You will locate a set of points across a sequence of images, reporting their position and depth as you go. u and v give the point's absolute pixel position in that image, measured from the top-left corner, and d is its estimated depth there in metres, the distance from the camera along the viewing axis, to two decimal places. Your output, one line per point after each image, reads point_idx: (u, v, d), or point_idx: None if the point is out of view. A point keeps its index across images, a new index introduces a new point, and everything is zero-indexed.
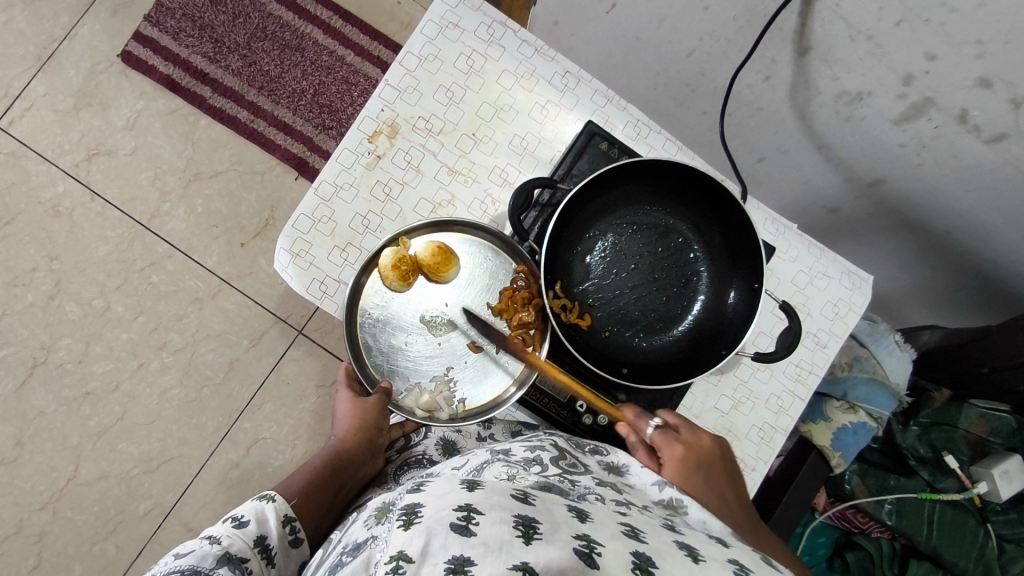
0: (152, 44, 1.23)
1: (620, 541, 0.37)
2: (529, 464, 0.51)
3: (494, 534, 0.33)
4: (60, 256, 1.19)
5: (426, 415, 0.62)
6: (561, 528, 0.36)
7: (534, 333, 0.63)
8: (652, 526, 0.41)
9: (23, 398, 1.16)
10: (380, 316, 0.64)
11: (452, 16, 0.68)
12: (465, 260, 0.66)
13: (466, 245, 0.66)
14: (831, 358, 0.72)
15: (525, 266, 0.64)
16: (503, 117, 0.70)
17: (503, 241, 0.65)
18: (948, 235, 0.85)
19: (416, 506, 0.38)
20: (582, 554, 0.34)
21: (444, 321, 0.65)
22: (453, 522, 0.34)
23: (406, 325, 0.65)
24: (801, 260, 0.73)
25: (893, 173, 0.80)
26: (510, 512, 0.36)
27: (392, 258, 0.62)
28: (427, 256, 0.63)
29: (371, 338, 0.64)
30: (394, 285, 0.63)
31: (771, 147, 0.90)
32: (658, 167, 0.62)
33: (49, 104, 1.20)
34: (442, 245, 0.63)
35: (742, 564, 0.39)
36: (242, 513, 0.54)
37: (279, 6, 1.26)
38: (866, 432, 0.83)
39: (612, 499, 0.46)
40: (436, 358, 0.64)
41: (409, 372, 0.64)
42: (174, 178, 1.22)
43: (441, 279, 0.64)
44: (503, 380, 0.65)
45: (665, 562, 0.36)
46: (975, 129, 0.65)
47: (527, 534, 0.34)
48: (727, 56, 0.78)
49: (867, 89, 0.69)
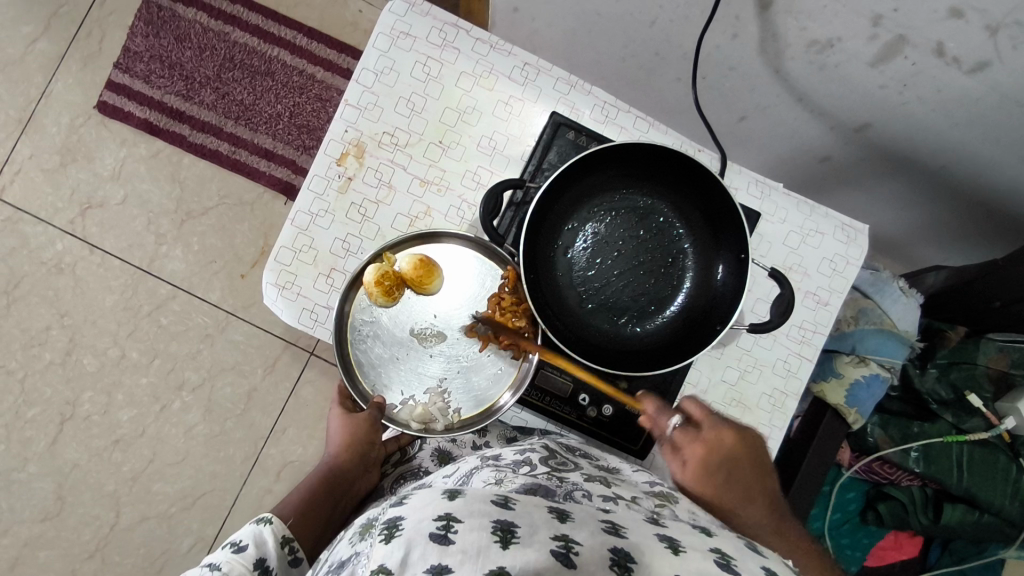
0: (126, 90, 1.23)
1: (600, 538, 0.38)
2: (518, 466, 0.51)
3: (472, 541, 0.34)
4: (70, 311, 1.22)
5: (422, 428, 0.62)
6: (539, 529, 0.37)
7: (527, 337, 0.63)
8: (634, 520, 0.42)
9: (56, 453, 1.20)
10: (371, 333, 0.64)
11: (402, 25, 0.67)
12: (448, 268, 0.65)
13: (449, 253, 0.65)
14: (835, 315, 0.71)
15: (511, 270, 0.63)
16: (467, 119, 0.68)
17: (483, 245, 0.64)
18: (947, 167, 0.82)
19: (397, 519, 0.38)
20: (559, 556, 0.35)
21: (434, 332, 0.65)
22: (432, 531, 0.35)
23: (395, 340, 0.64)
24: (790, 220, 0.71)
25: (878, 114, 0.78)
26: (489, 517, 0.36)
27: (375, 274, 0.61)
28: (410, 270, 0.62)
29: (363, 354, 0.63)
30: (379, 301, 0.62)
31: (751, 104, 0.88)
32: (629, 151, 0.60)
33: (35, 165, 1.22)
34: (425, 257, 0.63)
35: (724, 552, 0.39)
36: (240, 538, 0.55)
37: (243, 32, 1.25)
38: (880, 385, 0.77)
39: (600, 495, 0.47)
40: (428, 369, 0.64)
41: (404, 386, 0.64)
42: (167, 220, 1.24)
43: (426, 291, 0.64)
44: (495, 389, 0.64)
45: (644, 559, 0.37)
46: (954, 61, 0.63)
47: (505, 538, 0.35)
48: (690, 19, 0.76)
49: (836, 36, 0.67)
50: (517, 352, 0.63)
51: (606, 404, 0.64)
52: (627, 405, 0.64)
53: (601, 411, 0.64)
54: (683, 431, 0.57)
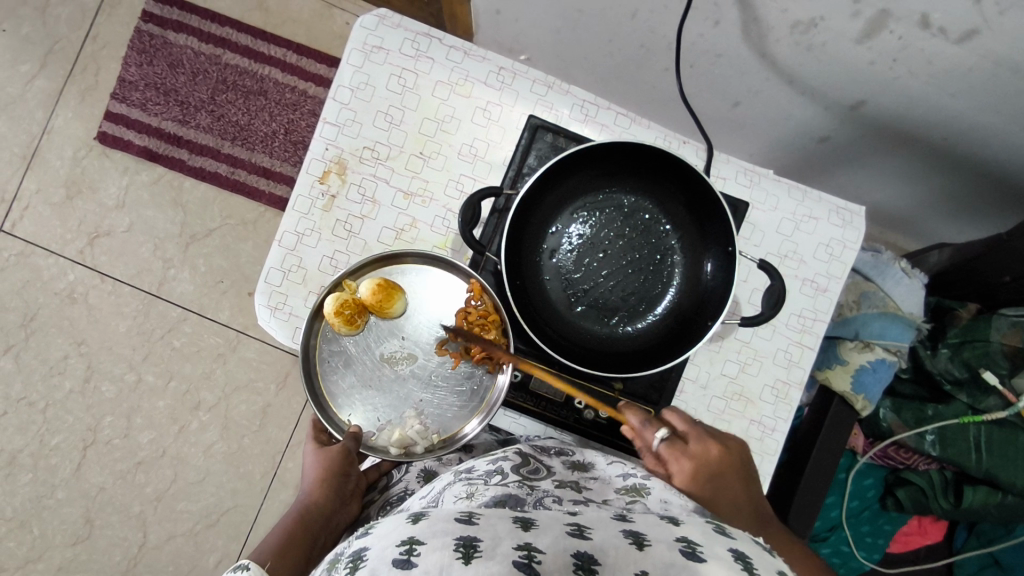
0: (124, 120, 1.25)
1: (563, 543, 0.37)
2: (489, 476, 0.51)
3: (433, 561, 0.35)
4: (86, 339, 1.25)
5: (402, 453, 0.62)
6: (502, 541, 0.37)
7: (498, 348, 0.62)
8: (601, 519, 0.42)
9: (83, 478, 1.23)
10: (340, 361, 0.64)
11: (374, 40, 0.67)
12: (410, 289, 0.66)
13: (411, 274, 0.66)
14: (835, 301, 0.69)
15: (475, 283, 0.62)
16: (447, 129, 0.68)
17: (446, 263, 0.65)
18: (946, 139, 0.80)
19: (362, 550, 0.39)
20: (521, 566, 0.35)
21: (404, 354, 0.65)
22: (395, 557, 0.36)
23: (366, 366, 0.64)
24: (783, 207, 0.69)
25: (870, 91, 0.76)
26: (451, 536, 0.37)
27: (335, 305, 0.61)
28: (369, 296, 0.62)
29: (335, 384, 0.64)
30: (343, 331, 0.62)
31: (741, 90, 0.87)
32: (607, 150, 0.59)
33: (43, 199, 1.25)
34: (383, 280, 0.63)
35: (691, 539, 0.39)
36: None
37: (234, 54, 1.26)
38: (888, 369, 0.75)
39: (569, 499, 0.47)
40: (403, 392, 0.64)
41: (380, 412, 0.64)
42: (173, 244, 1.26)
43: (389, 314, 0.64)
44: (469, 407, 0.65)
45: (610, 559, 0.36)
46: (940, 31, 0.61)
47: (467, 553, 0.35)
48: (669, 8, 0.75)
49: (818, 15, 0.66)
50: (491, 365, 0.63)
51: (602, 407, 0.63)
52: (624, 406, 0.64)
53: (599, 413, 0.63)
54: (669, 444, 0.56)
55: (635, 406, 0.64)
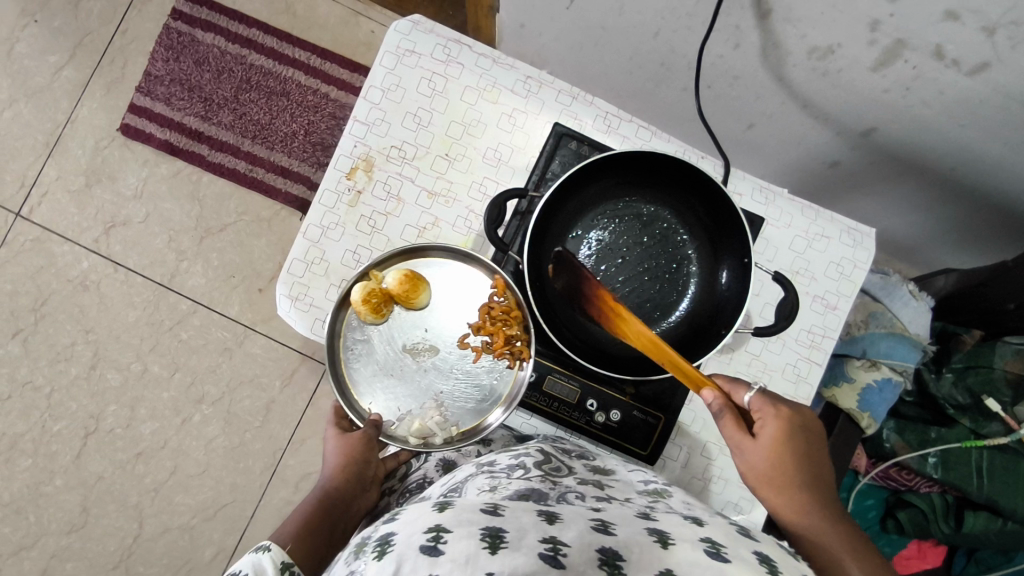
0: (147, 113, 1.27)
1: (587, 538, 0.38)
2: (512, 470, 0.52)
3: (460, 550, 0.35)
4: (95, 327, 1.25)
5: (420, 443, 0.63)
6: (528, 533, 0.37)
7: (520, 344, 0.63)
8: (625, 517, 0.43)
9: (82, 465, 1.23)
10: (364, 350, 0.65)
11: (407, 43, 0.69)
12: (436, 282, 0.67)
13: (437, 267, 0.67)
14: (844, 319, 0.71)
15: (500, 280, 0.64)
16: (473, 132, 0.70)
17: (474, 259, 0.66)
18: (956, 169, 0.82)
19: (389, 535, 0.39)
20: (547, 558, 0.35)
21: (427, 346, 0.66)
22: (421, 544, 0.36)
23: (389, 356, 0.65)
24: (796, 225, 0.71)
25: (883, 118, 0.78)
26: (476, 526, 0.37)
27: (362, 293, 0.63)
28: (395, 286, 0.63)
29: (357, 372, 0.65)
30: (369, 319, 0.64)
31: (757, 112, 0.89)
32: (630, 158, 0.61)
33: (62, 186, 1.27)
34: (410, 271, 0.64)
35: (714, 541, 0.40)
36: (240, 569, 0.52)
37: (259, 55, 1.29)
38: (893, 389, 0.77)
39: (592, 495, 0.47)
40: (424, 383, 0.65)
41: (400, 403, 0.65)
42: (188, 238, 1.27)
43: (414, 304, 0.65)
44: (490, 401, 0.65)
45: (634, 555, 0.37)
46: (954, 63, 0.63)
47: (493, 544, 0.36)
48: (692, 30, 0.78)
49: (836, 42, 0.68)
50: (511, 361, 0.64)
51: (613, 410, 0.64)
52: (634, 410, 0.65)
53: (609, 417, 0.64)
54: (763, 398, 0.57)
55: (645, 411, 0.65)
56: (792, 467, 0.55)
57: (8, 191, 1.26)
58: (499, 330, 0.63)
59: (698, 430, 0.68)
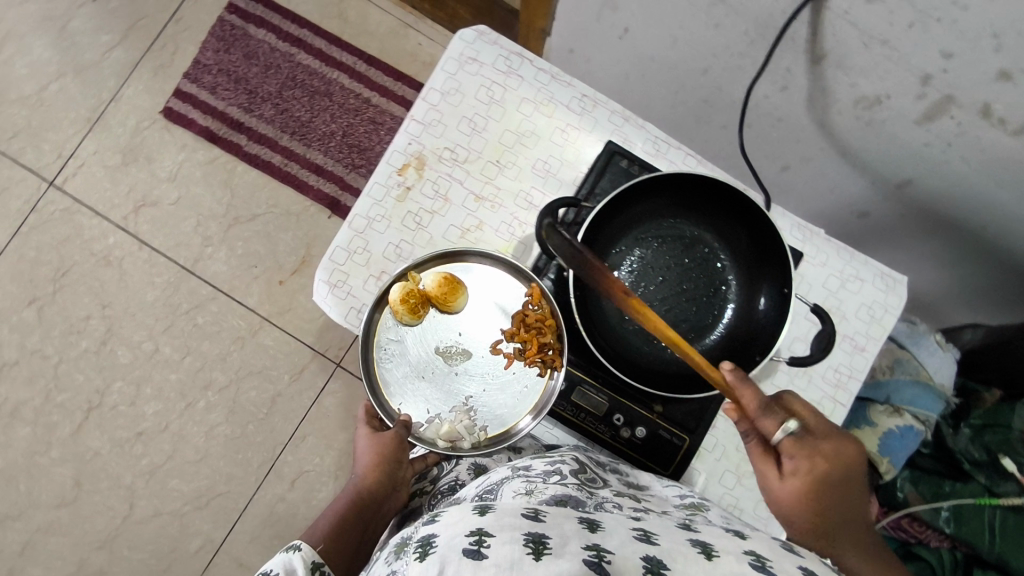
0: (191, 99, 1.30)
1: (630, 546, 0.37)
2: (548, 476, 0.53)
3: (504, 555, 0.34)
4: (112, 302, 1.26)
5: (449, 446, 0.63)
6: (570, 540, 0.37)
7: (552, 352, 0.65)
8: (666, 528, 0.42)
9: (80, 440, 1.22)
10: (397, 350, 0.66)
11: (471, 51, 0.71)
12: (472, 287, 0.68)
13: (474, 270, 0.68)
14: (870, 361, 0.71)
15: (535, 288, 0.65)
16: (526, 142, 0.72)
17: (513, 267, 0.67)
18: (987, 228, 0.84)
19: (430, 537, 0.40)
20: (592, 564, 0.34)
21: (459, 350, 0.67)
22: (464, 547, 0.36)
23: (421, 358, 0.66)
24: (831, 264, 0.72)
25: (921, 172, 0.80)
26: (519, 531, 0.37)
27: (401, 293, 0.64)
28: (434, 288, 0.65)
29: (388, 371, 0.65)
30: (405, 319, 0.65)
31: (795, 156, 0.91)
32: (681, 180, 0.63)
33: (99, 161, 1.28)
34: (449, 275, 0.66)
35: (760, 555, 0.38)
36: (271, 568, 0.51)
37: (307, 55, 1.32)
38: (914, 437, 0.78)
39: (629, 506, 0.47)
40: (454, 386, 0.66)
41: (429, 405, 0.65)
42: (215, 224, 1.28)
43: (450, 308, 0.66)
44: (520, 407, 0.66)
45: (679, 564, 0.36)
46: (1000, 122, 0.65)
47: (537, 550, 0.35)
48: (742, 69, 0.80)
49: (885, 92, 0.70)
50: (543, 368, 0.65)
51: (639, 426, 0.65)
52: (660, 429, 0.65)
53: (634, 433, 0.65)
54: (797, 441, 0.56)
55: (671, 432, 0.65)
56: (819, 502, 0.56)
57: (45, 160, 1.27)
58: (532, 338, 0.65)
59: (720, 456, 0.68)
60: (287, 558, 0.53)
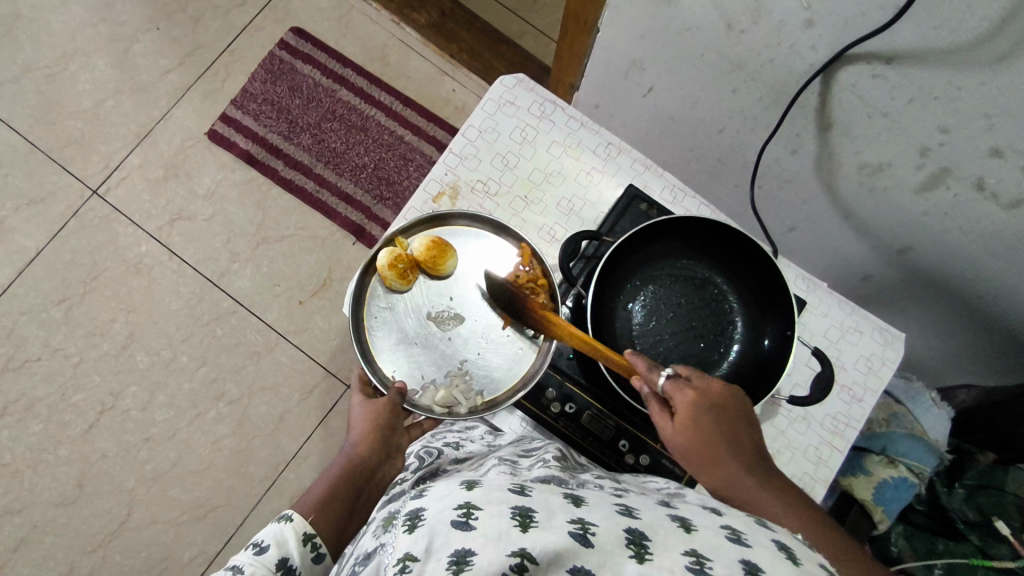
0: (235, 124, 1.38)
1: (615, 520, 0.38)
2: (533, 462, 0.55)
3: (492, 526, 0.36)
4: (137, 309, 1.30)
5: (445, 412, 0.67)
6: (556, 513, 0.38)
7: (546, 314, 0.70)
8: (646, 504, 0.44)
9: (88, 440, 1.24)
10: (387, 315, 0.72)
11: (509, 96, 0.78)
12: (460, 251, 0.74)
13: (460, 235, 0.75)
14: (868, 412, 0.74)
15: (526, 249, 0.71)
16: (553, 181, 0.77)
17: (495, 225, 0.73)
18: (982, 297, 0.88)
19: (419, 511, 0.41)
20: (576, 536, 0.36)
21: (451, 315, 0.73)
22: (454, 520, 0.37)
23: (412, 323, 0.72)
24: (832, 315, 0.76)
25: (919, 239, 0.85)
26: (507, 505, 0.38)
27: (388, 258, 0.70)
28: (420, 251, 0.71)
29: (382, 339, 0.71)
30: (394, 284, 0.71)
31: (801, 217, 0.97)
32: (696, 225, 0.68)
33: (141, 174, 1.35)
34: (434, 239, 0.72)
35: (735, 528, 0.40)
36: (262, 539, 0.51)
37: (348, 92, 1.41)
38: (909, 488, 0.79)
39: (610, 486, 0.50)
40: (447, 349, 0.71)
41: (425, 374, 0.71)
42: (244, 241, 1.34)
43: (438, 270, 0.72)
44: (513, 371, 0.71)
45: (659, 535, 0.37)
46: (993, 196, 0.71)
47: (524, 522, 0.36)
48: (756, 131, 0.87)
49: (887, 161, 0.76)
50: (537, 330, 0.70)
51: (643, 454, 0.68)
52: (663, 458, 0.68)
53: (638, 460, 0.68)
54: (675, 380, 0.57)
55: (674, 462, 0.68)
56: (714, 444, 0.54)
57: (91, 169, 1.35)
58: (524, 300, 0.70)
59: None
60: (278, 527, 0.53)
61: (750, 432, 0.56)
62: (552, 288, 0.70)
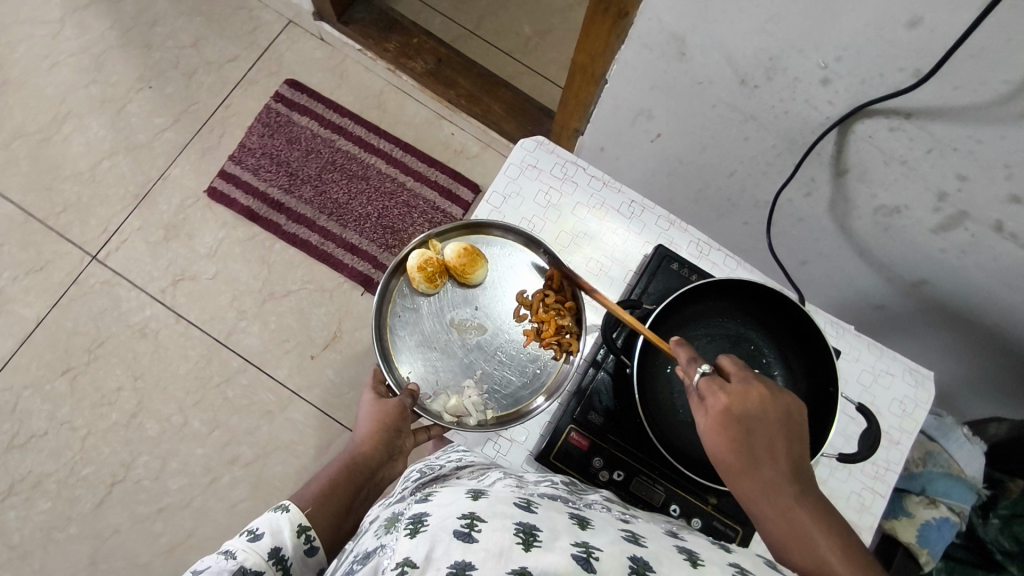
0: (234, 179, 1.37)
1: (618, 545, 0.38)
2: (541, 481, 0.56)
3: (496, 542, 0.35)
4: (144, 375, 1.27)
5: (455, 419, 0.69)
6: (560, 535, 0.38)
7: (569, 336, 0.72)
8: (654, 533, 0.44)
9: (101, 515, 1.21)
10: (412, 316, 0.75)
11: (531, 159, 0.78)
12: (489, 262, 0.77)
13: (494, 245, 0.77)
14: (906, 455, 0.75)
15: (557, 270, 0.73)
16: (580, 242, 0.77)
17: (529, 241, 0.75)
18: (999, 326, 0.90)
19: (423, 515, 0.40)
20: (580, 561, 0.35)
21: (473, 324, 0.75)
22: (457, 529, 0.37)
23: (437, 327, 0.75)
24: (863, 361, 0.77)
25: (935, 273, 0.87)
26: (511, 520, 0.38)
27: (419, 260, 0.73)
28: (453, 257, 0.74)
29: (402, 340, 0.74)
30: (422, 286, 0.74)
31: (815, 253, 0.99)
32: (731, 285, 0.69)
33: (141, 236, 1.33)
34: (467, 247, 0.74)
35: (742, 567, 0.40)
36: (257, 526, 0.56)
37: (346, 141, 1.41)
38: (951, 528, 0.82)
39: (617, 509, 0.51)
40: (465, 357, 0.74)
41: (439, 380, 0.73)
42: (250, 299, 1.32)
43: (465, 277, 0.74)
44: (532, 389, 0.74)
45: (663, 567, 0.37)
46: (1011, 236, 0.72)
47: (527, 540, 0.36)
48: (769, 175, 0.88)
49: (903, 204, 0.78)
50: (558, 351, 0.73)
51: (694, 518, 0.68)
52: (714, 521, 0.68)
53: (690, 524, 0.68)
54: (708, 378, 0.53)
55: (725, 524, 0.68)
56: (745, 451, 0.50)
57: (89, 234, 1.32)
58: (550, 318, 0.72)
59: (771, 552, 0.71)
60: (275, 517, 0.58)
61: (791, 442, 0.51)
62: (578, 311, 0.73)
